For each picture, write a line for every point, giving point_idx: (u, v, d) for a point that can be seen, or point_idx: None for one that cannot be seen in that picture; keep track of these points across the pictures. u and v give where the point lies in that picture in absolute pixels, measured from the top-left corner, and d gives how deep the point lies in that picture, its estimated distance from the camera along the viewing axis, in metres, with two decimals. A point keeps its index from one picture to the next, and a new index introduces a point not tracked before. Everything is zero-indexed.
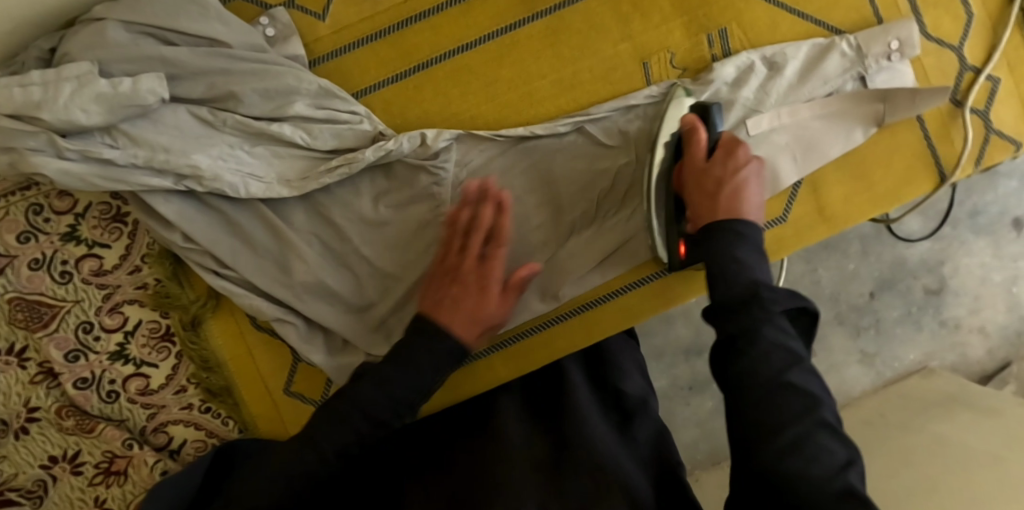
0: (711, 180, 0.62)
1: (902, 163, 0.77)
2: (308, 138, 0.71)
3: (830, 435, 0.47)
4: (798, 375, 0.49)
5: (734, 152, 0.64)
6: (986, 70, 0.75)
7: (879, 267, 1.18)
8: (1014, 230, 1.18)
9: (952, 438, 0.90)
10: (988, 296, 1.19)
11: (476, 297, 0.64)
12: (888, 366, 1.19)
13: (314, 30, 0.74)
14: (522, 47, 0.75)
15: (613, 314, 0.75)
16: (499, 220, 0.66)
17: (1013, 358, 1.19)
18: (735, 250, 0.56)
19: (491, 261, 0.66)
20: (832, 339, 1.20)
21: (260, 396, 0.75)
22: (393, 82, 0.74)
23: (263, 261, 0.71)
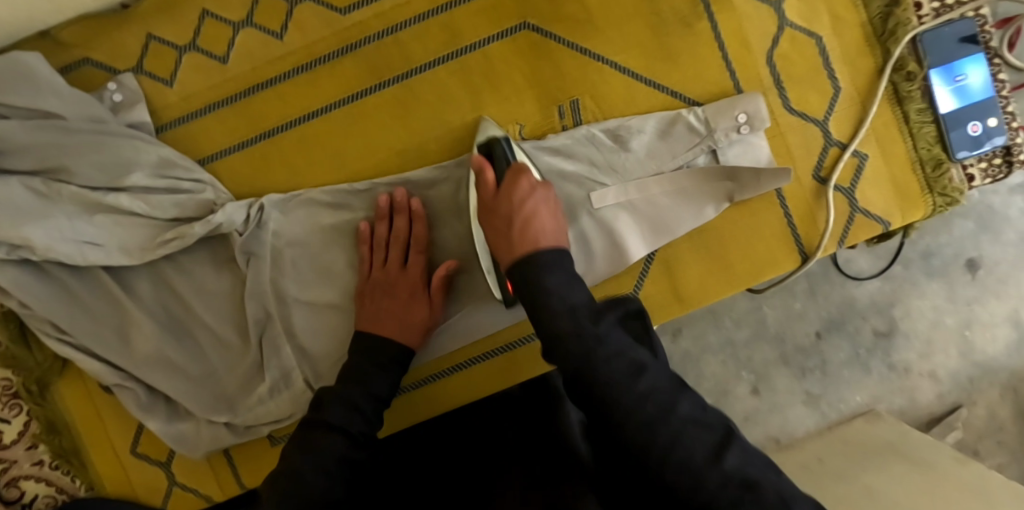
0: (501, 244, 0.64)
1: (760, 242, 0.74)
2: (147, 208, 0.70)
3: (696, 425, 0.50)
4: (646, 382, 0.51)
5: (517, 182, 0.65)
6: (850, 147, 0.72)
7: (826, 307, 1.09)
8: (969, 271, 1.07)
9: (879, 492, 0.84)
10: (939, 341, 1.08)
11: (404, 304, 0.70)
12: (832, 407, 1.09)
13: (162, 95, 0.74)
14: (369, 116, 0.74)
15: (478, 377, 0.76)
16: (413, 229, 0.72)
17: (964, 403, 1.08)
18: (543, 278, 0.58)
19: (413, 267, 0.71)
20: (776, 379, 1.10)
21: (108, 457, 0.76)
22: (238, 151, 0.74)
23: (100, 328, 0.71)
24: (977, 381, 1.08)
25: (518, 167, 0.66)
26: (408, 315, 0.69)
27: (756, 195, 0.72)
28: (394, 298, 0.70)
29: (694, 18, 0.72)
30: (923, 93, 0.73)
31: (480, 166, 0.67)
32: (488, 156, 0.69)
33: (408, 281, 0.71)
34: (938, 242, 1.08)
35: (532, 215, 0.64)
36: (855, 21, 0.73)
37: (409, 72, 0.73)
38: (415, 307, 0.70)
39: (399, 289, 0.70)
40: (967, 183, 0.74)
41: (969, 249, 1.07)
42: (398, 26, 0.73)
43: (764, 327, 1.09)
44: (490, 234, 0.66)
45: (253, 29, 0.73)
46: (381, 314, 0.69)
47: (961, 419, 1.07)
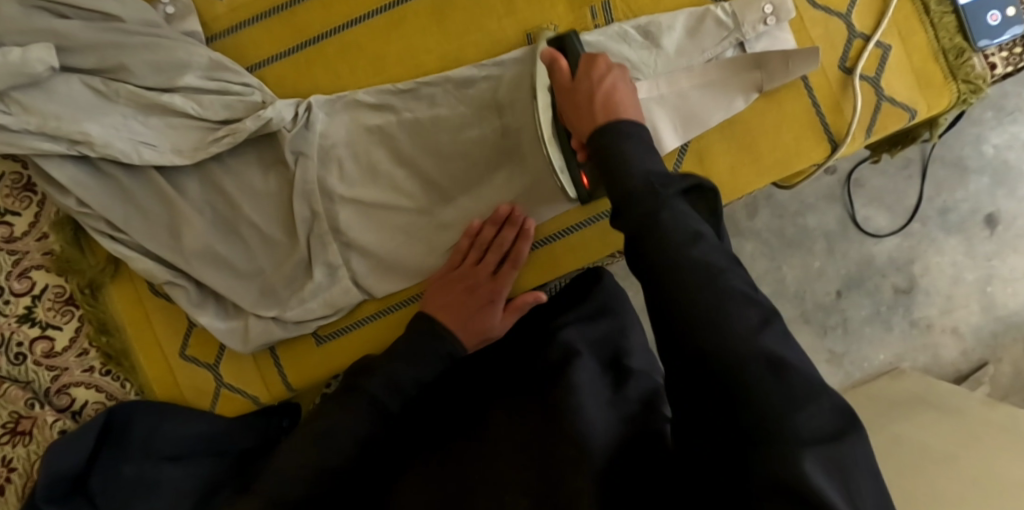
0: (582, 108, 0.61)
1: (789, 133, 0.76)
2: (199, 109, 0.74)
3: (778, 343, 0.40)
4: (744, 320, 0.41)
5: (596, 63, 0.63)
6: (873, 37, 0.75)
7: (845, 265, 1.28)
8: (986, 227, 1.28)
9: (907, 437, 1.00)
10: (960, 296, 1.28)
11: (481, 309, 0.69)
12: (855, 366, 1.28)
13: (212, 8, 0.77)
14: (410, 22, 0.77)
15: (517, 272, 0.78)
16: (518, 244, 0.73)
17: (988, 359, 1.28)
18: (621, 145, 0.54)
19: (502, 277, 0.72)
20: (799, 338, 1.29)
21: (158, 361, 0.78)
22: (285, 58, 0.77)
23: (155, 228, 0.74)
24: (1000, 336, 1.28)
25: (596, 58, 0.63)
26: (484, 315, 0.69)
27: (784, 83, 0.75)
28: (476, 289, 0.71)
29: None
30: None
31: (552, 59, 0.64)
32: (561, 50, 0.70)
33: (492, 288, 0.71)
34: (955, 199, 1.28)
35: (609, 100, 0.59)
36: None
37: None
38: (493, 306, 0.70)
39: (481, 290, 0.71)
40: (990, 72, 0.77)
41: (985, 205, 1.28)
42: None
43: (784, 285, 1.28)
44: (569, 110, 0.62)
45: None
46: (463, 302, 0.69)
47: (987, 375, 1.26)
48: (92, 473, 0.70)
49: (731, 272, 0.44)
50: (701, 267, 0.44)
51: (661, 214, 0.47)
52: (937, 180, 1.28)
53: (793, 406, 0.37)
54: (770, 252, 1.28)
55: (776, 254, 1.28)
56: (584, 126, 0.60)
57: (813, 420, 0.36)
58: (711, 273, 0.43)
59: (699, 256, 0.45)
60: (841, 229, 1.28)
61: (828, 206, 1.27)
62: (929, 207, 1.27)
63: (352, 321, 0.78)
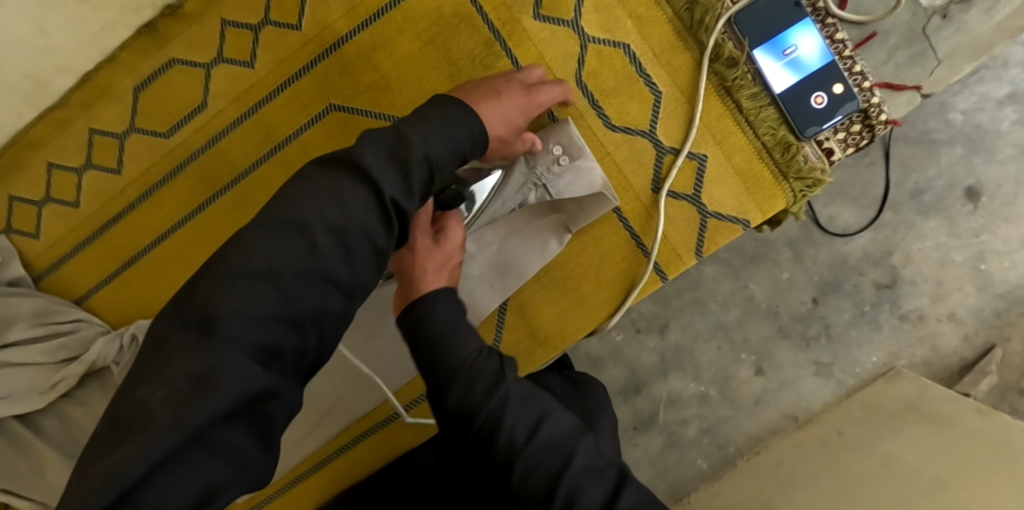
0: (425, 263, 0.61)
1: (612, 269, 0.70)
2: (34, 356, 0.75)
3: (590, 476, 0.54)
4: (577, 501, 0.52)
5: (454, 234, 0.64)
6: (682, 151, 0.68)
7: (817, 270, 1.16)
8: (967, 201, 1.12)
9: (894, 462, 0.88)
10: (951, 280, 1.13)
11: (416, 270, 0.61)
12: (847, 373, 1.15)
13: (33, 248, 0.79)
14: (211, 227, 0.76)
15: (365, 453, 0.76)
16: (542, 93, 0.64)
17: (995, 342, 1.13)
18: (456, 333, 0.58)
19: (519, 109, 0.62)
20: (780, 355, 1.17)
21: None
22: (107, 285, 0.78)
23: (20, 470, 0.76)
24: (1004, 314, 1.12)
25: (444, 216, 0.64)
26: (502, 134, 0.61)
27: (594, 221, 0.69)
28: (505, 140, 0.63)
29: (494, 59, 0.71)
30: (753, 77, 0.68)
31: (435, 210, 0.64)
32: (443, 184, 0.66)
33: (440, 256, 0.62)
34: (926, 177, 1.13)
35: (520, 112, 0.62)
36: (661, 18, 0.69)
37: (236, 177, 0.75)
38: (487, 117, 0.59)
39: (500, 107, 0.60)
40: (827, 160, 0.69)
41: (964, 177, 1.12)
42: (218, 134, 0.75)
43: (755, 303, 1.17)
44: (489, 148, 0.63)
45: (93, 169, 0.77)
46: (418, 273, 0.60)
47: (994, 360, 1.11)
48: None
49: (579, 453, 0.55)
50: (554, 465, 0.54)
51: (501, 408, 0.55)
52: (902, 160, 1.14)
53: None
54: (732, 271, 1.17)
55: (738, 272, 1.17)
56: (417, 283, 0.60)
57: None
58: (561, 460, 0.54)
59: (532, 457, 0.54)
60: (805, 234, 1.16)
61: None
62: (898, 192, 1.13)
63: None
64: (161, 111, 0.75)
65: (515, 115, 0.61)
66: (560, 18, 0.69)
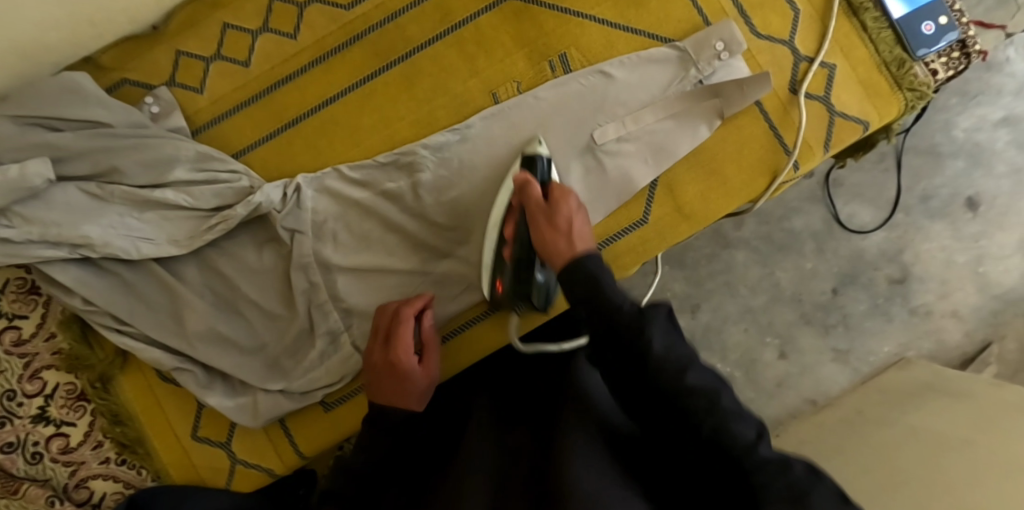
0: (556, 236, 0.65)
1: (752, 156, 0.80)
2: (191, 200, 0.77)
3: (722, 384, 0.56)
4: (694, 375, 0.55)
5: (566, 201, 0.67)
6: (817, 59, 0.79)
7: (838, 262, 1.23)
8: (969, 210, 1.23)
9: (919, 428, 0.93)
10: (954, 280, 1.23)
11: (549, 237, 0.65)
12: (863, 360, 1.23)
13: (193, 102, 0.82)
14: (379, 95, 0.81)
15: (512, 318, 0.81)
16: (421, 324, 0.74)
17: (993, 338, 1.22)
18: (588, 267, 0.61)
19: (425, 349, 0.73)
20: (802, 339, 1.23)
21: (171, 442, 0.80)
22: (267, 141, 0.81)
23: (158, 315, 0.77)
24: (1000, 314, 1.23)
25: (557, 186, 0.69)
26: (402, 396, 0.70)
27: (742, 109, 0.78)
28: (390, 377, 0.70)
29: None
30: (875, 4, 0.80)
31: (410, 303, 0.74)
32: (529, 169, 0.73)
33: (559, 226, 0.65)
34: (933, 185, 1.23)
35: (420, 396, 0.71)
36: None
37: (409, 52, 0.81)
38: (389, 393, 0.70)
39: (390, 358, 0.70)
40: (932, 78, 0.81)
41: (965, 189, 1.23)
42: (397, 12, 0.81)
43: (780, 290, 1.23)
44: (370, 376, 0.71)
45: (269, 33, 0.81)
46: (549, 247, 0.65)
47: (993, 356, 1.21)
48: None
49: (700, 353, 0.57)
50: (686, 352, 0.56)
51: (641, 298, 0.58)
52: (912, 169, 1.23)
53: (727, 420, 0.53)
54: (761, 258, 1.23)
55: (768, 259, 1.23)
56: (554, 257, 0.64)
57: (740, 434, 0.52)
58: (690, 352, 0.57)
59: (669, 343, 0.56)
60: (826, 228, 1.23)
61: (812, 207, 1.23)
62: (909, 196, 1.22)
63: (355, 386, 0.80)
64: None
65: (428, 374, 0.72)
66: None
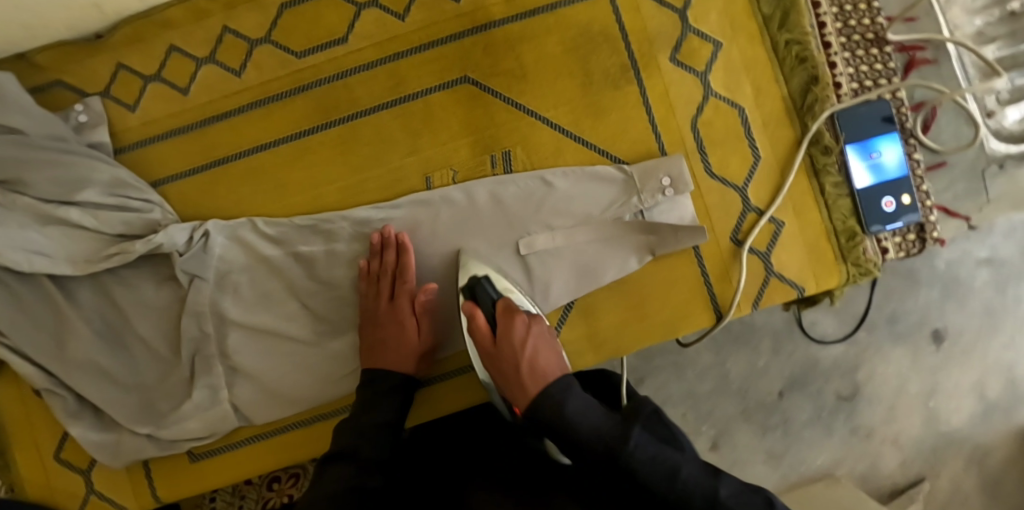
0: (531, 343, 0.70)
1: (675, 299, 0.77)
2: (95, 223, 0.75)
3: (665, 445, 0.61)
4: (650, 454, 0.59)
5: (513, 323, 0.72)
6: (766, 213, 0.75)
7: (790, 366, 1.03)
8: (933, 343, 1.02)
9: None
10: (903, 409, 1.03)
11: (514, 372, 0.70)
12: (793, 469, 1.03)
13: (124, 119, 0.79)
14: (314, 153, 0.79)
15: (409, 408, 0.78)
16: (401, 259, 0.75)
17: (927, 474, 1.03)
18: (564, 403, 0.64)
19: (401, 298, 0.75)
20: (738, 435, 1.03)
21: (33, 460, 0.78)
22: (190, 176, 0.79)
23: (39, 332, 0.75)
24: (940, 452, 1.03)
25: (507, 310, 0.72)
26: (389, 354, 0.73)
27: (676, 250, 0.75)
28: (389, 329, 0.74)
29: (625, 81, 0.77)
30: (839, 167, 0.77)
31: (388, 240, 0.75)
32: (473, 299, 0.73)
33: (514, 356, 0.70)
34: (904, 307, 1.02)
35: (411, 357, 0.74)
36: (777, 93, 0.77)
37: (353, 116, 0.78)
38: (391, 357, 0.73)
39: (388, 320, 0.74)
40: (881, 256, 0.77)
41: (933, 318, 1.02)
42: (348, 71, 0.78)
43: (727, 382, 1.02)
44: (365, 325, 0.75)
45: (214, 64, 0.78)
46: (511, 381, 0.70)
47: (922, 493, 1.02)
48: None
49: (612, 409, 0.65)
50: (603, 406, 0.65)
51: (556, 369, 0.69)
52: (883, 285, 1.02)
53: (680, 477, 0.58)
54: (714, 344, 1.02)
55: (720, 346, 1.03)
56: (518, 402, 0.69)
57: (710, 481, 0.59)
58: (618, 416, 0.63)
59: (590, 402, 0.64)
60: (787, 328, 1.03)
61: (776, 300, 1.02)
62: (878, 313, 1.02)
63: (228, 442, 0.78)
64: (302, 32, 0.78)
65: (427, 335, 0.76)
66: (691, 67, 0.77)
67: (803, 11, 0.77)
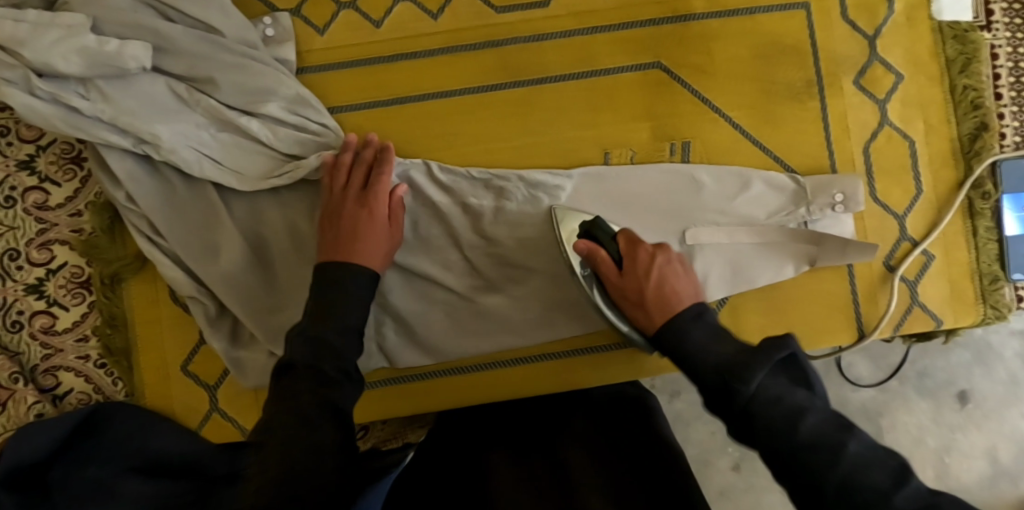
0: (683, 290, 0.63)
1: (822, 311, 0.79)
2: (271, 138, 0.73)
3: (815, 424, 0.47)
4: (802, 416, 0.48)
5: (636, 250, 0.66)
6: (922, 244, 0.78)
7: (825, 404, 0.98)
8: (959, 403, 0.95)
9: None
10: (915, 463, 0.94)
11: (657, 312, 0.62)
12: None
13: (310, 41, 0.77)
14: (495, 108, 0.78)
15: (547, 375, 0.78)
16: (382, 158, 0.72)
17: None
18: (685, 337, 0.58)
19: (378, 188, 0.70)
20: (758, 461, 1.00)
21: (157, 366, 0.76)
22: (367, 108, 0.77)
23: (195, 239, 0.73)
24: None
25: (624, 235, 0.68)
26: (356, 251, 0.66)
27: (834, 265, 0.77)
28: (353, 224, 0.68)
29: (808, 96, 0.79)
30: (993, 212, 0.80)
31: (369, 142, 0.73)
32: (591, 239, 0.70)
33: (640, 279, 0.64)
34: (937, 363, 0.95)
35: (382, 258, 0.69)
36: (946, 134, 0.80)
37: (541, 79, 0.78)
38: (366, 254, 0.67)
39: (345, 213, 0.68)
40: (1016, 303, 0.81)
41: (960, 379, 0.95)
42: (542, 35, 0.78)
43: None
44: (321, 232, 0.69)
45: (412, 3, 0.78)
46: (643, 300, 0.64)
47: None
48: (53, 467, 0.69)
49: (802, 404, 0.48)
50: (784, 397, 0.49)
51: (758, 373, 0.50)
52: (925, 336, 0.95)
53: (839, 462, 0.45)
54: None
55: None
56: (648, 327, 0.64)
57: (867, 476, 0.44)
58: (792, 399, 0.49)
59: (766, 390, 0.49)
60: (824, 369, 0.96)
61: None
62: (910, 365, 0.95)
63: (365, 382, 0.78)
64: None
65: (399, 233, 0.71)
66: (872, 93, 0.80)
67: (983, 60, 0.80)
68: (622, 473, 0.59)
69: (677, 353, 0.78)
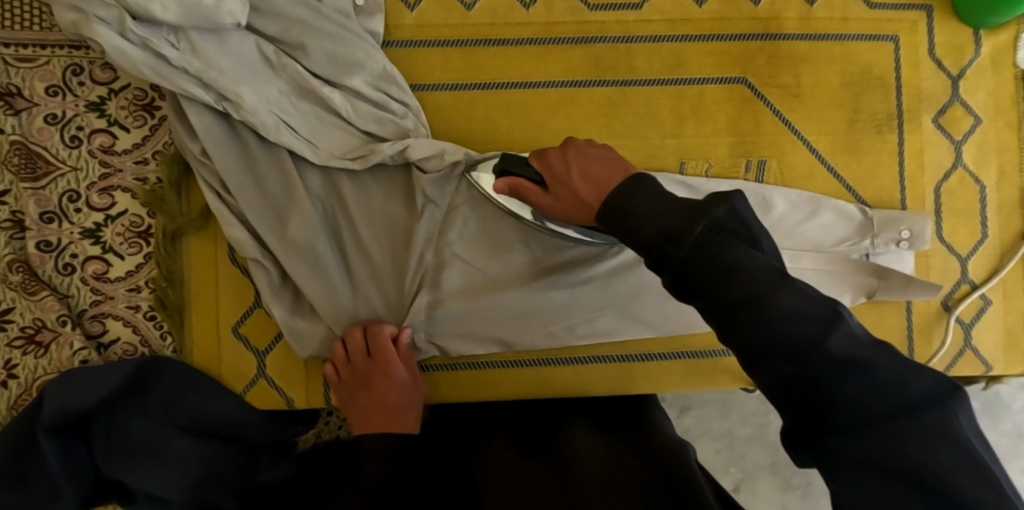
0: (588, 173, 0.57)
1: None
2: (351, 112, 0.72)
3: (802, 316, 0.39)
4: (794, 314, 0.39)
5: (550, 159, 0.61)
6: (981, 288, 0.79)
7: None
8: None
9: None
10: None
11: (568, 191, 0.58)
12: None
13: (399, 16, 0.76)
14: (580, 105, 0.77)
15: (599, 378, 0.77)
16: (375, 340, 0.71)
17: None
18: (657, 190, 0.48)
19: (381, 356, 0.71)
20: (760, 484, 1.00)
21: (209, 327, 0.75)
22: (450, 91, 0.76)
23: (264, 206, 0.72)
24: None
25: (538, 153, 0.63)
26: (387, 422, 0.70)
27: (892, 300, 0.77)
28: (374, 401, 0.71)
29: (888, 129, 0.79)
30: None
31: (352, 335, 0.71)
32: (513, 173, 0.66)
33: (570, 186, 0.58)
34: None
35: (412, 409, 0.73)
36: (1018, 183, 0.80)
37: (627, 81, 0.77)
38: (396, 421, 0.71)
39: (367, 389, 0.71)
40: None
41: None
42: (634, 37, 0.77)
43: (766, 432, 1.00)
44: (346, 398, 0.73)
45: None
46: (562, 207, 0.59)
47: None
48: (98, 418, 0.68)
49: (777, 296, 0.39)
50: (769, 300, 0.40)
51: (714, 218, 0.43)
52: None
53: (862, 379, 0.37)
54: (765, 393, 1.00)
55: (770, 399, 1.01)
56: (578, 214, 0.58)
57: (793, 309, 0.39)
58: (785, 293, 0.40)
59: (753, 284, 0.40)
60: None
61: None
62: None
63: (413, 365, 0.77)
64: None
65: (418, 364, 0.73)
66: (950, 133, 0.80)
67: None
68: (605, 465, 0.59)
69: (730, 369, 0.78)
